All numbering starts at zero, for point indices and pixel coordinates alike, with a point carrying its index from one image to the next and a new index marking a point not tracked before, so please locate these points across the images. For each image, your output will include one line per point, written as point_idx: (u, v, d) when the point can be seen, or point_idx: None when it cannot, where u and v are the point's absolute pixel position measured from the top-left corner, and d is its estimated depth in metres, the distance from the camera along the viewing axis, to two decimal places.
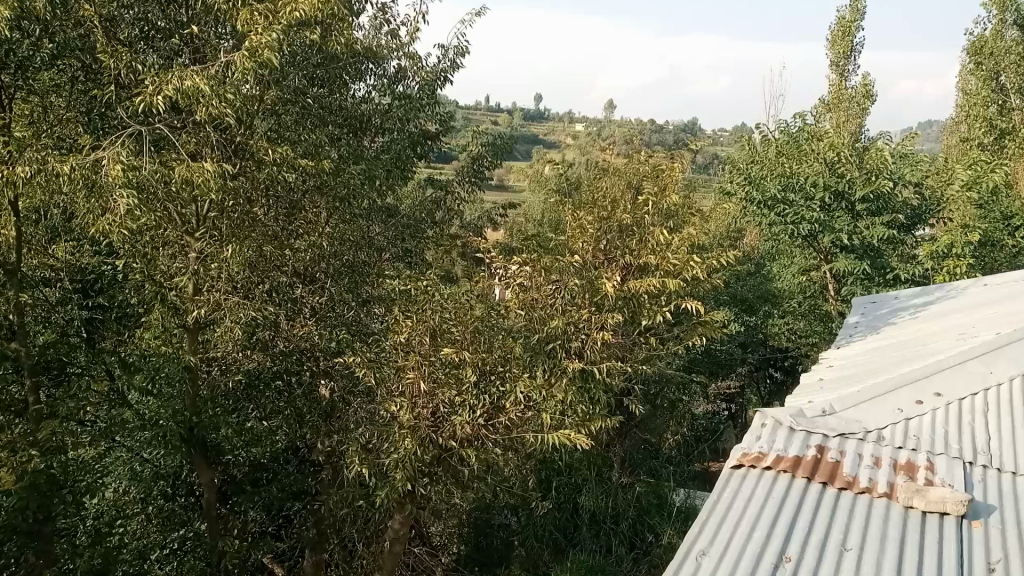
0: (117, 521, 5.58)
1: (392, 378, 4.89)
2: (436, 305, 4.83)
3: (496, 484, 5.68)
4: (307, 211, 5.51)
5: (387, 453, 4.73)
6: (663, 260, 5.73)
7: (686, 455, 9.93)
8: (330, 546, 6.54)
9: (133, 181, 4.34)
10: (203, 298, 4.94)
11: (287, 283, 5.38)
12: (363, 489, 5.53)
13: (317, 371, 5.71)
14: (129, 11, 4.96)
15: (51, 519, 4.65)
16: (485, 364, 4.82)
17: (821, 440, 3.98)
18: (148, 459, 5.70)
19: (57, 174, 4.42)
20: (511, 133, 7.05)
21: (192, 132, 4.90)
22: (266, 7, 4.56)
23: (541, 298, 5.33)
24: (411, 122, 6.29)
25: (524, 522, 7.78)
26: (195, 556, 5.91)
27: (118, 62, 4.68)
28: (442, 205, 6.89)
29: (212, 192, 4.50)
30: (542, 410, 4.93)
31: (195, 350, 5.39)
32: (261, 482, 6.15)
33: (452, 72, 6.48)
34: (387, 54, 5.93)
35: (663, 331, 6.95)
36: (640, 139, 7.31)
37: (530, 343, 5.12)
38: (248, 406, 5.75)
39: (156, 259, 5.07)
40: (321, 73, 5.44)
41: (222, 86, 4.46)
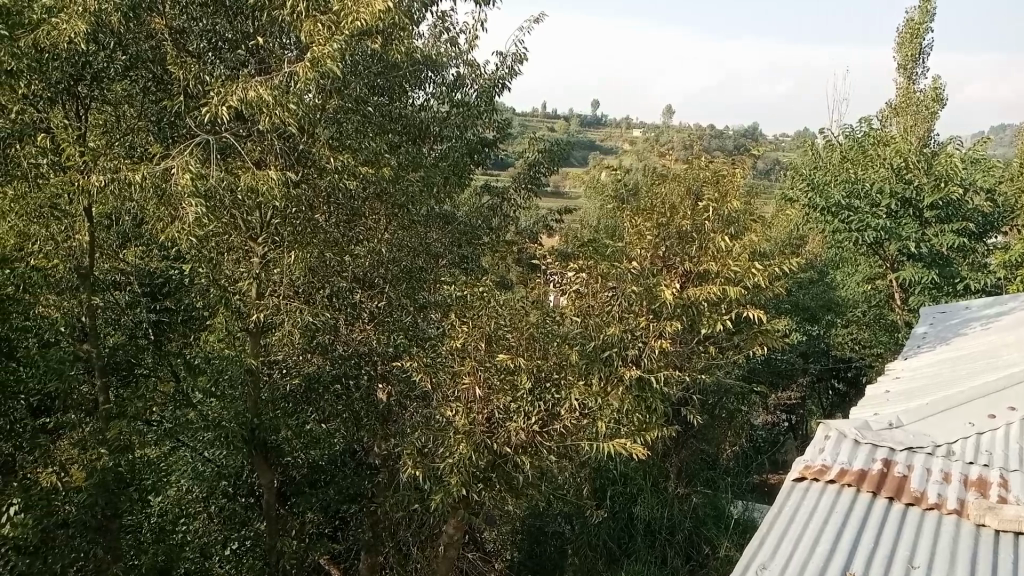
0: (180, 520, 5.86)
1: (447, 384, 4.93)
2: (493, 312, 4.84)
3: (550, 491, 5.64)
4: (368, 218, 5.47)
5: (443, 458, 4.75)
6: (725, 267, 5.59)
7: (744, 466, 9.72)
8: (385, 549, 6.58)
9: (201, 189, 4.51)
10: (265, 303, 5.03)
11: (347, 289, 5.42)
12: (418, 493, 5.57)
13: (375, 376, 5.76)
14: (198, 23, 5.11)
15: (117, 517, 4.97)
16: (540, 370, 4.81)
17: (887, 454, 3.85)
18: (210, 459, 5.84)
19: (131, 183, 4.61)
20: (568, 139, 7.02)
21: (257, 140, 5.00)
22: (329, 18, 4.62)
23: (598, 304, 5.27)
24: (469, 129, 6.36)
25: (579, 530, 7.63)
26: (252, 556, 6.07)
27: (186, 73, 4.88)
28: (498, 211, 6.89)
29: (276, 199, 4.62)
30: (598, 418, 4.89)
31: (257, 353, 5.42)
32: (319, 485, 6.27)
33: (510, 79, 6.46)
34: (447, 62, 5.96)
35: (723, 340, 6.85)
36: (699, 145, 7.22)
37: (586, 350, 5.03)
38: (308, 410, 5.83)
39: (221, 265, 5.09)
40: (381, 81, 5.49)
41: (286, 95, 4.56)
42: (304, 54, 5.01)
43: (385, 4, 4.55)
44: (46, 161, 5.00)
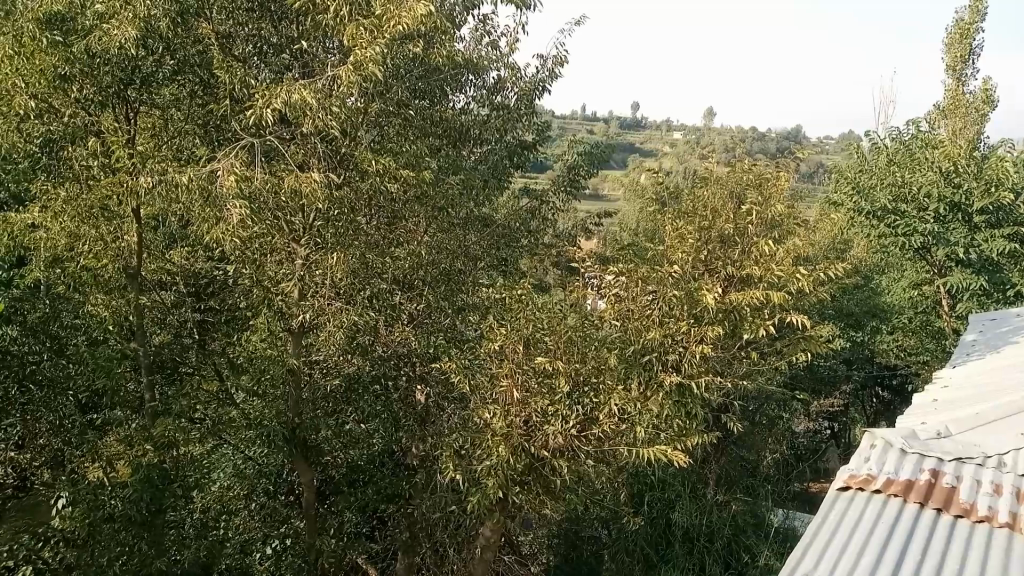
0: (222, 516, 5.84)
1: (485, 386, 4.93)
2: (531, 316, 4.81)
3: (588, 496, 5.60)
4: (408, 220, 5.46)
5: (480, 460, 4.75)
6: (768, 271, 5.43)
7: (786, 474, 9.55)
8: (422, 550, 6.60)
9: (246, 191, 4.58)
10: (308, 304, 5.16)
11: (387, 291, 5.44)
12: (455, 495, 5.71)
13: (414, 377, 5.83)
14: (244, 28, 5.21)
15: (162, 512, 5.00)
16: (578, 374, 4.79)
17: (935, 464, 3.76)
18: (251, 457, 5.90)
19: (178, 185, 4.72)
20: (609, 142, 7.00)
21: (299, 143, 5.06)
22: (370, 22, 4.62)
23: (637, 308, 5.25)
24: (508, 132, 6.39)
25: (615, 536, 7.57)
26: (293, 554, 6.10)
27: (232, 77, 4.88)
28: (537, 214, 6.84)
29: (318, 202, 4.67)
30: (637, 424, 4.80)
31: (299, 353, 5.52)
32: (358, 483, 6.29)
33: (550, 82, 6.47)
34: (488, 66, 5.98)
35: (764, 345, 6.76)
36: (742, 148, 7.13)
37: (625, 354, 4.98)
38: (348, 410, 5.86)
39: (264, 266, 5.18)
40: (423, 85, 5.54)
41: (329, 99, 4.62)
42: (347, 57, 5.05)
43: (427, 8, 4.57)
44: (97, 163, 5.24)
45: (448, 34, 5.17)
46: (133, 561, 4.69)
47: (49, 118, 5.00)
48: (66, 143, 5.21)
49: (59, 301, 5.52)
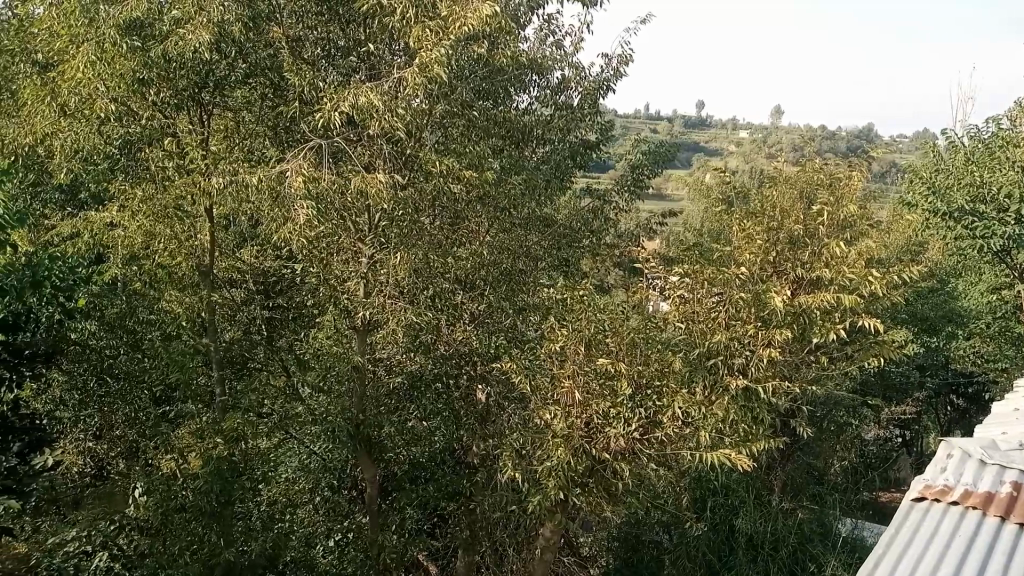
0: (287, 509, 5.94)
1: (546, 386, 4.92)
2: (592, 316, 4.79)
3: (650, 499, 5.51)
4: (470, 221, 5.55)
5: (541, 460, 4.75)
6: (839, 274, 5.19)
7: (855, 482, 9.25)
8: (482, 549, 6.59)
9: (313, 191, 4.69)
10: (373, 301, 5.12)
11: (449, 291, 5.44)
12: (515, 495, 5.70)
13: (475, 376, 5.84)
14: (314, 31, 5.30)
15: (231, 503, 5.13)
16: (641, 377, 4.71)
17: (1019, 476, 3.58)
18: (316, 452, 5.97)
19: (248, 185, 4.86)
20: (673, 142, 6.96)
21: (366, 145, 5.13)
22: (437, 24, 4.67)
23: (703, 310, 5.08)
24: (572, 133, 6.40)
25: (677, 541, 7.44)
26: (356, 548, 6.08)
27: (301, 80, 4.96)
28: (600, 214, 6.78)
29: (384, 203, 4.73)
30: (700, 428, 4.69)
31: (364, 351, 5.61)
32: (419, 481, 6.30)
33: (615, 81, 6.48)
34: (552, 66, 5.99)
35: (834, 349, 6.55)
36: (812, 146, 6.94)
37: (690, 358, 4.82)
38: (410, 407, 5.83)
39: (331, 265, 5.26)
40: (487, 85, 5.56)
41: (395, 101, 4.69)
42: (412, 60, 5.13)
43: (492, 9, 4.60)
44: (172, 165, 5.41)
45: (512, 34, 5.20)
46: (202, 550, 5.00)
47: (128, 120, 5.33)
48: (144, 143, 5.46)
49: (135, 297, 5.62)
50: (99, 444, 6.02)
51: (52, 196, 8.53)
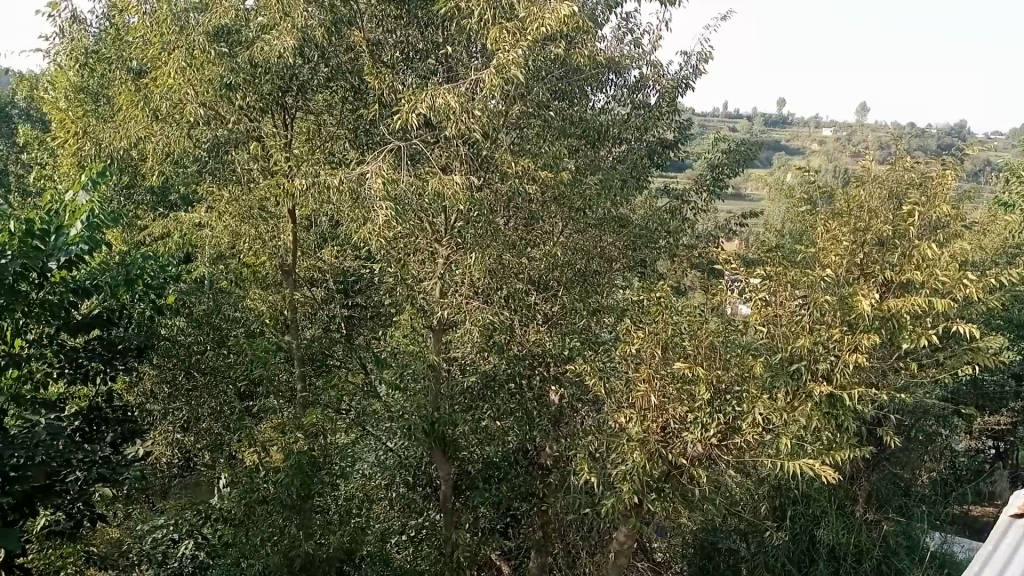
0: (365, 505, 6.03)
1: (621, 390, 4.90)
2: (669, 318, 4.70)
3: (727, 506, 5.37)
4: (545, 221, 5.54)
5: (615, 463, 4.71)
6: (930, 278, 4.95)
7: (946, 495, 8.83)
8: (555, 551, 6.55)
9: (392, 193, 4.78)
10: (448, 300, 5.18)
11: (523, 292, 5.43)
12: (589, 497, 5.65)
13: (547, 377, 5.72)
14: (392, 35, 5.35)
15: (311, 497, 5.24)
16: (720, 381, 4.61)
17: None
18: (392, 449, 5.97)
19: (329, 186, 4.98)
20: (754, 140, 6.85)
21: (444, 146, 5.16)
22: (515, 25, 4.67)
23: (786, 314, 4.87)
24: (650, 132, 6.38)
25: (755, 550, 7.26)
26: (430, 545, 6.14)
27: (381, 83, 5.08)
28: (677, 213, 6.66)
29: (460, 205, 4.74)
30: (781, 434, 4.54)
31: (439, 350, 5.74)
32: (493, 480, 6.20)
33: (693, 78, 6.59)
34: (630, 64, 5.98)
35: (925, 355, 6.25)
36: (901, 143, 6.69)
37: (771, 361, 4.77)
38: (483, 407, 5.73)
39: (408, 265, 5.35)
40: (563, 86, 5.58)
41: (472, 103, 4.70)
42: (489, 61, 5.14)
43: (571, 8, 4.56)
44: (257, 166, 5.69)
45: (589, 34, 5.17)
46: (282, 541, 5.15)
47: (216, 125, 5.53)
48: (231, 146, 5.71)
49: (221, 295, 5.78)
50: (186, 436, 6.23)
51: (144, 198, 8.93)
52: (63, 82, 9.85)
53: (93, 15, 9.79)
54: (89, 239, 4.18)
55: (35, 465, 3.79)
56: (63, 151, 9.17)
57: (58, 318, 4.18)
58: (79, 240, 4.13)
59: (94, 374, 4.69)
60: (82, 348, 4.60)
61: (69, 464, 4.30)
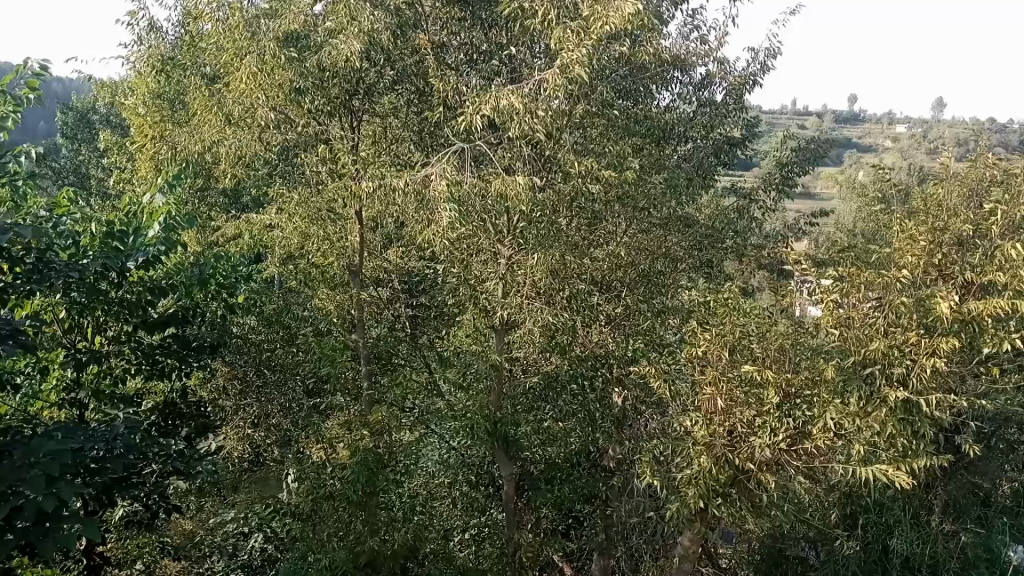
0: (429, 503, 6.09)
1: (686, 393, 4.86)
2: (738, 320, 4.61)
3: (795, 512, 5.25)
4: (608, 221, 5.50)
5: (681, 467, 4.64)
6: (1015, 280, 4.71)
7: None
8: (618, 554, 6.49)
9: (456, 195, 4.80)
10: (509, 302, 5.17)
11: (585, 292, 5.32)
12: (653, 501, 5.60)
13: (610, 379, 5.65)
14: (456, 36, 5.44)
15: (376, 494, 5.28)
16: (790, 386, 4.50)
17: None
18: (455, 447, 6.08)
19: (395, 188, 5.07)
20: (825, 138, 6.68)
21: (506, 147, 5.17)
22: (578, 24, 4.65)
23: (859, 317, 4.71)
24: (716, 130, 6.31)
25: (825, 558, 7.07)
26: (493, 544, 6.16)
27: (445, 85, 5.12)
28: (745, 213, 6.56)
29: (524, 206, 4.73)
30: (853, 441, 4.40)
31: (501, 350, 5.61)
32: (555, 481, 6.14)
33: (761, 74, 6.51)
34: (695, 62, 5.99)
35: (1008, 360, 5.98)
36: (983, 138, 6.42)
37: (843, 365, 4.65)
38: (546, 407, 5.75)
39: (471, 265, 5.35)
40: (627, 83, 5.56)
41: (535, 104, 4.68)
42: (553, 60, 5.12)
43: (635, 6, 4.52)
44: (325, 169, 5.85)
45: (654, 32, 5.13)
46: (348, 536, 5.19)
47: (286, 128, 5.83)
48: (301, 150, 5.92)
49: (291, 295, 6.23)
50: (256, 432, 6.36)
51: (217, 200, 9.21)
52: (141, 88, 10.22)
53: (169, 23, 10.12)
54: (166, 241, 4.32)
55: (113, 456, 3.84)
56: (141, 155, 9.51)
57: (136, 316, 4.33)
58: (156, 242, 4.24)
59: (170, 370, 4.82)
60: (158, 346, 4.66)
61: (144, 458, 4.44)
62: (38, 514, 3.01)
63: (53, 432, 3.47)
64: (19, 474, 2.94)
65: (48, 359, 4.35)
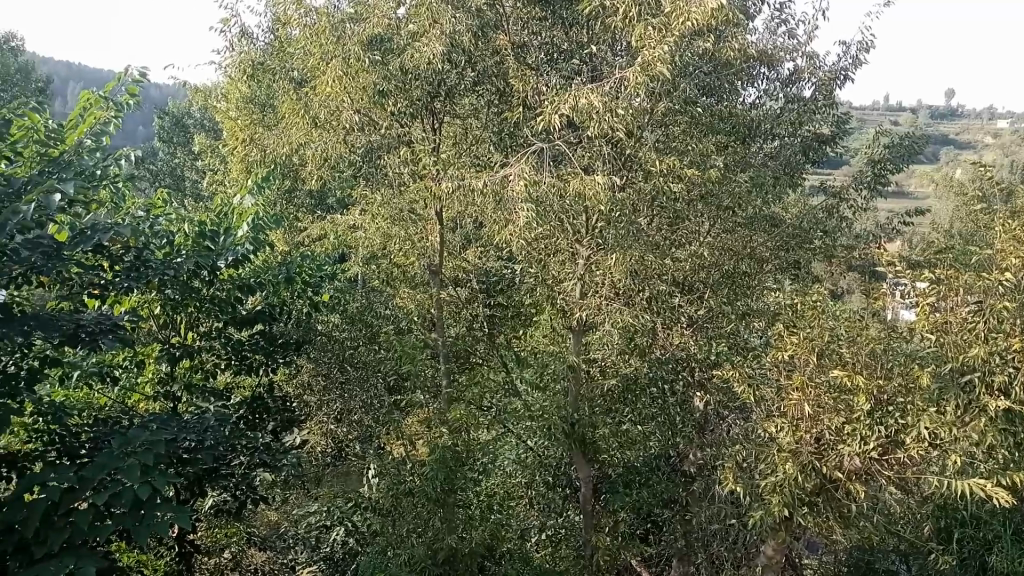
0: (507, 503, 6.10)
1: (771, 397, 4.73)
2: (826, 325, 4.52)
3: (884, 523, 5.06)
4: (690, 221, 5.37)
5: (764, 475, 4.54)
6: None
7: None
8: (698, 560, 6.38)
9: (534, 195, 4.78)
10: (586, 303, 5.10)
11: (667, 292, 5.22)
12: (735, 508, 5.47)
13: (692, 383, 5.62)
14: (538, 36, 5.44)
15: (454, 492, 5.35)
16: (881, 391, 4.34)
17: None
18: (532, 447, 5.97)
19: (474, 189, 5.12)
20: (920, 134, 6.44)
21: (586, 147, 5.09)
22: (660, 21, 4.59)
23: (958, 322, 4.27)
24: (805, 126, 6.15)
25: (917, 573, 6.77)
26: (570, 545, 6.14)
27: (524, 85, 5.14)
28: (834, 213, 6.38)
29: (603, 206, 4.68)
30: (950, 452, 4.17)
31: (579, 351, 5.58)
32: (634, 486, 6.03)
33: (854, 69, 6.31)
34: (783, 57, 5.89)
35: None
36: None
37: (940, 372, 4.24)
38: (623, 410, 5.56)
39: (549, 265, 5.35)
40: (711, 80, 5.44)
41: (616, 101, 4.62)
42: (634, 58, 5.02)
43: (719, 2, 4.42)
44: (407, 170, 6.02)
45: (738, 27, 5.05)
46: (426, 534, 5.24)
47: (370, 131, 5.97)
48: (384, 151, 6.07)
49: (372, 295, 6.33)
50: (339, 428, 6.22)
51: (303, 201, 9.49)
52: (233, 93, 10.61)
53: (259, 29, 10.46)
54: (254, 240, 4.43)
55: (203, 447, 3.98)
56: (233, 158, 9.89)
57: (226, 313, 4.53)
58: (245, 242, 4.40)
59: (258, 366, 4.95)
60: (248, 342, 4.86)
61: (234, 449, 4.59)
62: (134, 503, 3.13)
63: (148, 423, 3.63)
64: (118, 463, 3.08)
65: (144, 353, 4.62)
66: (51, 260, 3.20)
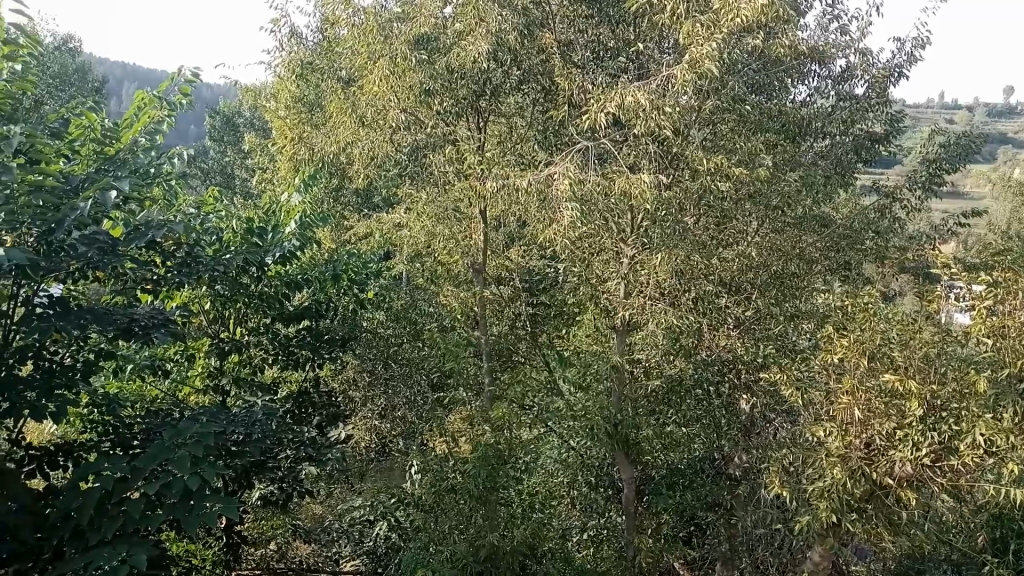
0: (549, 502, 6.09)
1: (820, 401, 4.63)
2: (879, 328, 4.42)
3: (936, 531, 4.94)
4: (738, 221, 5.32)
5: (811, 480, 4.46)
6: None
7: None
8: (742, 564, 6.29)
9: (578, 194, 4.77)
10: (631, 302, 5.07)
11: (714, 293, 5.16)
12: (781, 512, 5.38)
13: (738, 386, 5.51)
14: (585, 34, 5.44)
15: (496, 489, 5.34)
16: (935, 397, 4.17)
17: None
18: (575, 447, 5.91)
19: (519, 188, 5.13)
20: (977, 133, 6.27)
21: (631, 146, 5.03)
22: (708, 18, 4.54)
23: (1016, 326, 4.16)
24: (857, 124, 6.02)
25: None
26: (612, 546, 6.11)
27: (569, 83, 5.12)
28: (887, 212, 6.24)
29: (648, 205, 4.63)
30: (1007, 460, 4.04)
31: (623, 351, 5.53)
32: (678, 488, 5.99)
33: (909, 66, 6.15)
34: (834, 54, 5.78)
35: None
36: None
37: (996, 378, 4.16)
38: (667, 412, 5.51)
39: (593, 265, 5.33)
40: (761, 77, 5.37)
41: (663, 99, 4.59)
42: (682, 56, 4.96)
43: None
44: (452, 169, 6.10)
45: (788, 22, 4.99)
46: (468, 530, 5.21)
47: (416, 129, 5.98)
48: (430, 150, 6.11)
49: (417, 292, 6.56)
50: (383, 423, 6.51)
51: (350, 199, 9.61)
52: (283, 93, 10.78)
53: (309, 30, 10.61)
54: (300, 237, 4.46)
55: (251, 440, 4.05)
56: (282, 156, 10.05)
57: (274, 308, 4.60)
58: (292, 238, 4.43)
59: (304, 361, 5.00)
60: (295, 338, 4.94)
61: (282, 444, 4.66)
62: (183, 493, 3.20)
63: (198, 416, 3.71)
64: (169, 454, 3.15)
65: (195, 347, 4.75)
66: (106, 256, 3.28)
